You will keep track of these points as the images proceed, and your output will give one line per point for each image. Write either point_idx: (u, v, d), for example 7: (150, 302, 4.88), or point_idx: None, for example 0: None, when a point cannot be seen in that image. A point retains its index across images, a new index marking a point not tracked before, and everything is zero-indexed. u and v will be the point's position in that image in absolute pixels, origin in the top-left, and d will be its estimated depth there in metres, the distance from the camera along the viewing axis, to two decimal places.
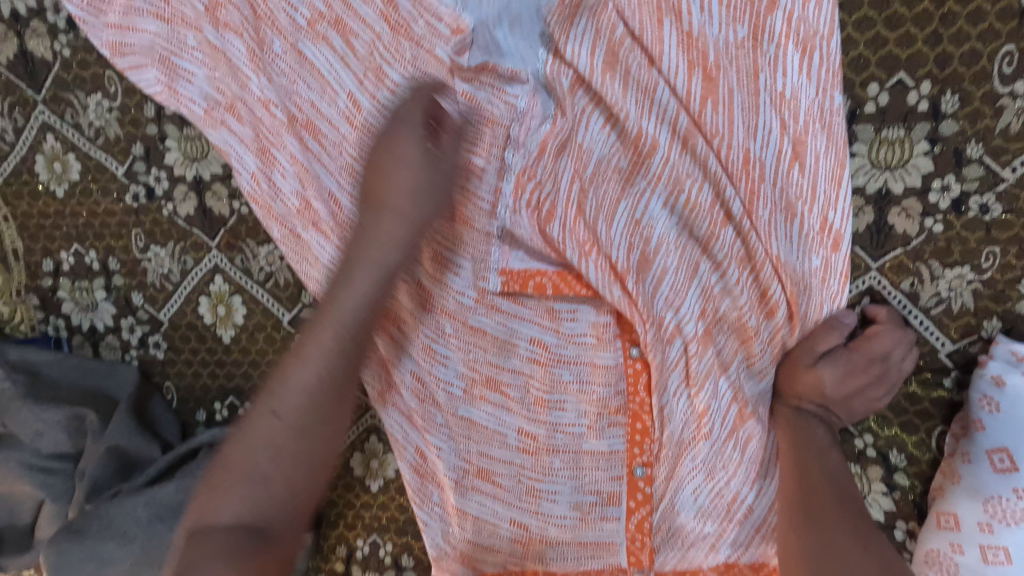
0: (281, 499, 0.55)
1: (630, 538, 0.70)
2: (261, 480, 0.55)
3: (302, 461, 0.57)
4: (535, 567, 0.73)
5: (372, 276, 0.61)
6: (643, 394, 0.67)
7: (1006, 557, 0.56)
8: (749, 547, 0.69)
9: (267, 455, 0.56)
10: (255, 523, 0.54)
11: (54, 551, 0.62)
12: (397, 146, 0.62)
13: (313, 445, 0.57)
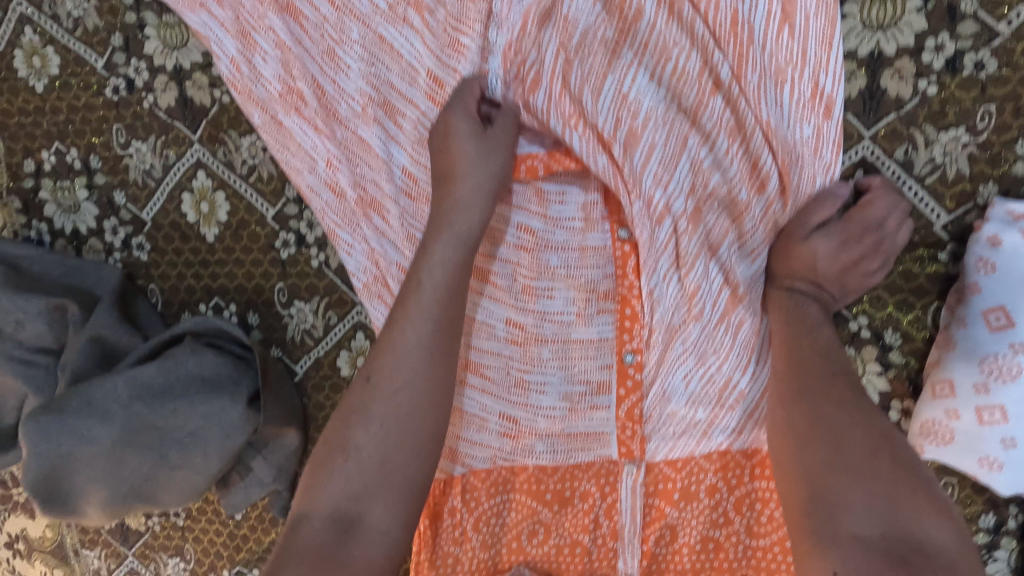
0: (374, 465, 0.59)
1: (619, 426, 0.69)
2: (356, 452, 0.59)
3: (400, 440, 0.60)
4: (524, 463, 0.72)
5: (446, 242, 0.62)
6: (632, 277, 0.66)
7: (1002, 414, 0.56)
8: (742, 433, 0.69)
9: (361, 427, 0.59)
10: (355, 495, 0.58)
11: (33, 425, 0.61)
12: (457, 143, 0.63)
13: (410, 415, 0.60)
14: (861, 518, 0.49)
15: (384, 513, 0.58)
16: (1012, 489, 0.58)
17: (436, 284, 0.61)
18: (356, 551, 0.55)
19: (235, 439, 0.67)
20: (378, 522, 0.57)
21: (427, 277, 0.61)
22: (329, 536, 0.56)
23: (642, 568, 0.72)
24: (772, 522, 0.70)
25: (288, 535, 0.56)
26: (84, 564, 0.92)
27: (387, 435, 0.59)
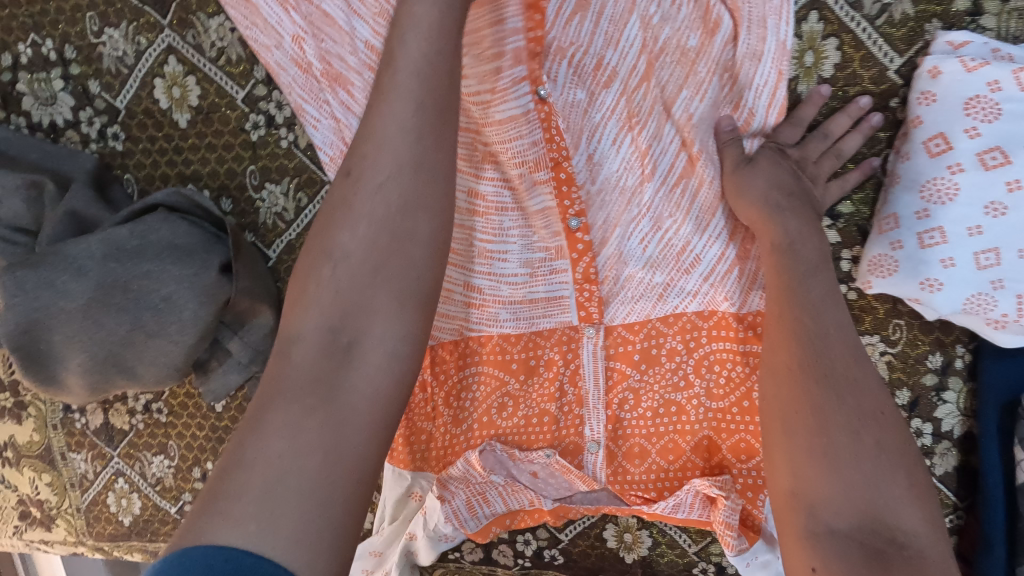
0: (366, 271, 0.52)
1: (577, 289, 0.72)
2: (342, 260, 0.52)
3: (401, 247, 0.52)
4: (489, 332, 0.76)
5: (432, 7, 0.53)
6: (558, 141, 0.69)
7: (941, 235, 0.58)
8: (698, 296, 0.71)
9: (347, 230, 0.53)
10: (347, 310, 0.51)
11: (9, 277, 0.65)
12: None
13: (405, 220, 0.52)
14: (838, 511, 0.50)
15: (382, 327, 0.51)
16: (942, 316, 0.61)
17: (419, 68, 0.53)
18: (356, 376, 0.49)
19: (210, 304, 0.70)
20: (382, 343, 0.51)
21: (409, 57, 0.53)
22: (324, 358, 0.50)
23: (608, 433, 0.75)
24: (729, 383, 0.71)
25: (282, 358, 0.51)
26: (71, 469, 0.93)
27: (378, 239, 0.52)
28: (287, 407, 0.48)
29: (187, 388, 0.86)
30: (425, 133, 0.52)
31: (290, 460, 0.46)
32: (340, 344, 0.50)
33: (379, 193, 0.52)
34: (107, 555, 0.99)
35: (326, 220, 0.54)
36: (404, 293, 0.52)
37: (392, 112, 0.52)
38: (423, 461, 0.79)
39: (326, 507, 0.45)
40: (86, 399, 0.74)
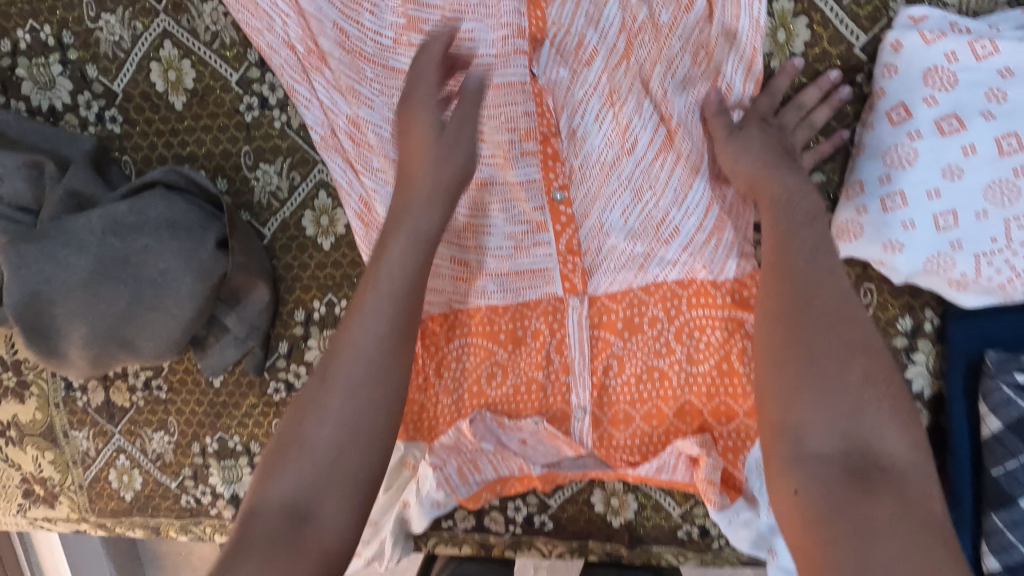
0: (328, 459, 0.54)
1: (561, 261, 0.75)
2: (309, 448, 0.54)
3: (364, 440, 0.56)
4: (477, 304, 0.78)
5: (433, 151, 0.64)
6: (550, 117, 0.71)
7: (902, 199, 0.61)
8: (677, 266, 0.73)
9: (315, 422, 0.55)
10: (314, 488, 0.53)
11: (13, 250, 0.67)
12: (413, 116, 0.65)
13: (366, 422, 0.56)
14: (823, 438, 0.50)
15: (338, 509, 0.53)
16: (908, 279, 0.63)
17: (402, 263, 0.62)
18: (313, 535, 0.51)
19: (207, 280, 0.72)
20: (337, 501, 0.53)
21: (403, 239, 0.62)
22: (277, 536, 0.50)
23: (593, 400, 0.78)
24: (710, 347, 0.74)
25: (241, 529, 0.52)
26: (73, 446, 0.95)
27: (346, 436, 0.55)
28: (250, 560, 0.49)
29: (186, 365, 0.88)
30: (397, 324, 0.60)
31: None
32: (295, 517, 0.51)
33: (352, 379, 0.57)
34: (109, 532, 1.02)
35: (296, 406, 0.57)
36: (360, 484, 0.54)
37: (374, 305, 0.60)
38: (416, 431, 0.82)
39: None
40: (86, 375, 0.76)
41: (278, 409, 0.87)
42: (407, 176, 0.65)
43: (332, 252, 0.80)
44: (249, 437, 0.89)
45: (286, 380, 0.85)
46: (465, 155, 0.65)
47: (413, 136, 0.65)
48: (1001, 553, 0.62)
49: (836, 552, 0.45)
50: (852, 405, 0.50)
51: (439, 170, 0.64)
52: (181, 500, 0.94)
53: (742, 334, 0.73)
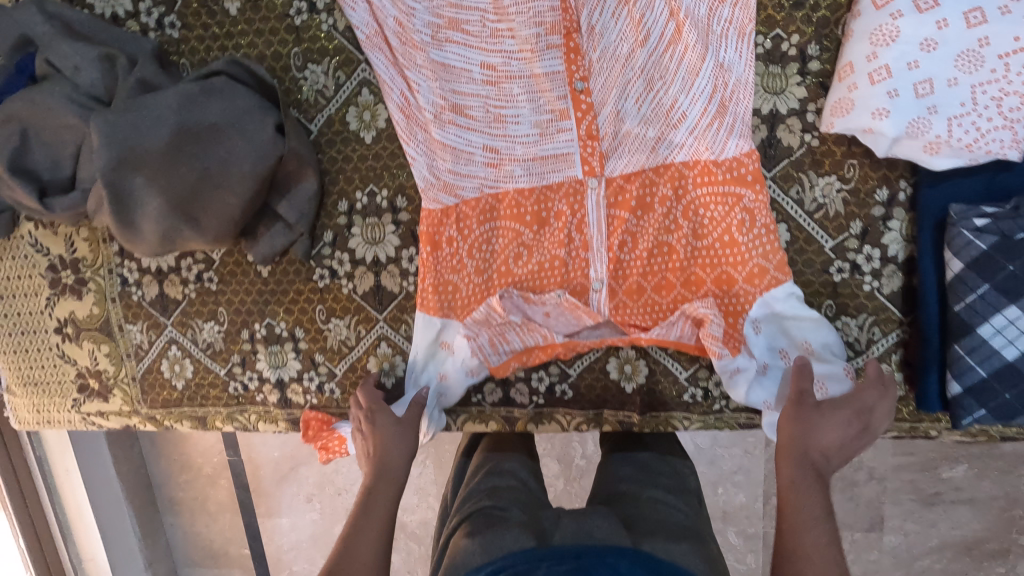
0: None
1: (582, 146, 0.85)
2: None
3: None
4: (506, 188, 0.88)
5: (396, 453, 0.84)
6: (573, 13, 0.81)
7: (887, 71, 0.70)
8: (684, 148, 0.83)
9: None
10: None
11: (102, 118, 0.75)
12: (381, 438, 0.85)
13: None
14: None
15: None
16: (887, 152, 0.73)
17: (391, 462, 0.83)
18: None
19: (266, 160, 0.81)
20: None
21: (384, 462, 0.83)
22: None
23: (610, 273, 0.88)
24: (712, 222, 0.83)
25: None
26: (128, 340, 1.04)
27: None
28: None
29: (236, 258, 0.97)
30: (387, 502, 0.80)
31: None
32: None
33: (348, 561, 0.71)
34: (156, 427, 1.10)
35: None
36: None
37: (375, 490, 0.80)
38: (450, 309, 0.91)
39: None
40: (155, 252, 0.84)
41: (322, 295, 0.96)
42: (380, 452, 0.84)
43: (374, 145, 0.89)
44: (294, 323, 0.98)
45: (330, 267, 0.94)
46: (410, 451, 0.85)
47: (379, 431, 0.86)
48: (961, 377, 0.73)
49: None
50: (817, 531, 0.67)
51: (403, 431, 0.86)
52: (229, 387, 1.03)
53: (739, 208, 0.82)
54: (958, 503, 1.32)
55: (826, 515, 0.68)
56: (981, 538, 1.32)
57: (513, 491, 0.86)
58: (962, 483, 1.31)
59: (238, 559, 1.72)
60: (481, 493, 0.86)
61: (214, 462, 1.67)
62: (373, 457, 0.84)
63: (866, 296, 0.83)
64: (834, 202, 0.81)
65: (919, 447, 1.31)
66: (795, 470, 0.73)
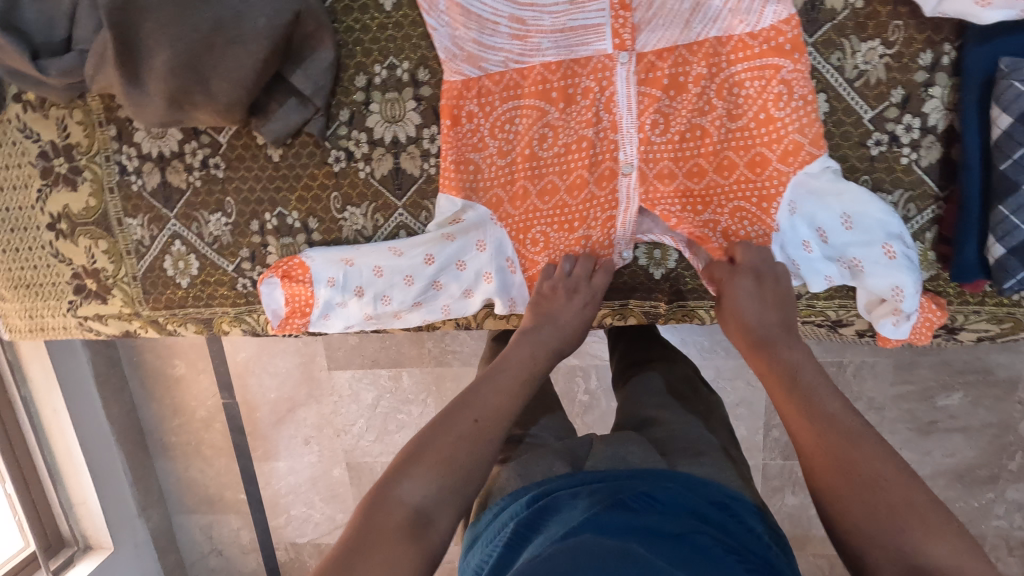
0: (461, 468, 0.59)
1: (612, 17, 0.79)
2: (448, 460, 0.60)
3: (480, 466, 0.61)
4: (532, 64, 0.82)
5: (572, 316, 0.81)
6: None
7: None
8: (717, 22, 0.78)
9: (458, 443, 0.61)
10: (441, 496, 0.58)
11: None
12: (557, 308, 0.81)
13: (491, 439, 0.63)
14: (896, 487, 0.52)
15: (456, 512, 0.58)
16: (935, 8, 0.71)
17: (552, 333, 0.78)
18: (465, 445, 0.61)
19: (283, 15, 0.75)
20: (471, 464, 0.60)
21: (555, 322, 0.79)
22: (463, 445, 0.61)
23: (639, 157, 0.84)
24: (748, 100, 0.80)
25: (409, 466, 0.59)
26: (128, 235, 0.98)
27: (472, 457, 0.61)
28: (421, 480, 0.58)
29: (245, 141, 0.91)
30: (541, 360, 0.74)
31: (432, 494, 0.57)
32: (438, 459, 0.59)
33: (491, 405, 0.65)
34: (158, 332, 1.05)
35: (446, 436, 0.61)
36: (484, 447, 0.62)
37: (529, 350, 0.75)
38: (472, 192, 0.87)
39: (453, 498, 0.58)
40: (161, 121, 0.82)
41: (337, 180, 0.91)
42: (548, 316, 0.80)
43: (395, 12, 0.84)
44: (307, 213, 0.93)
45: (347, 148, 0.90)
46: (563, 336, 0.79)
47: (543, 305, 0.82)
48: (1006, 239, 0.73)
49: (910, 540, 0.49)
50: (863, 441, 0.56)
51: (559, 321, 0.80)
52: (237, 285, 0.99)
53: (778, 79, 0.78)
54: (952, 432, 1.32)
55: (839, 399, 0.61)
56: (973, 465, 1.33)
57: (545, 423, 0.92)
58: (957, 411, 1.30)
59: (233, 505, 1.69)
60: (518, 426, 0.90)
61: (208, 406, 1.62)
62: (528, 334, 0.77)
63: (904, 170, 0.82)
64: (876, 69, 0.79)
65: (917, 375, 1.29)
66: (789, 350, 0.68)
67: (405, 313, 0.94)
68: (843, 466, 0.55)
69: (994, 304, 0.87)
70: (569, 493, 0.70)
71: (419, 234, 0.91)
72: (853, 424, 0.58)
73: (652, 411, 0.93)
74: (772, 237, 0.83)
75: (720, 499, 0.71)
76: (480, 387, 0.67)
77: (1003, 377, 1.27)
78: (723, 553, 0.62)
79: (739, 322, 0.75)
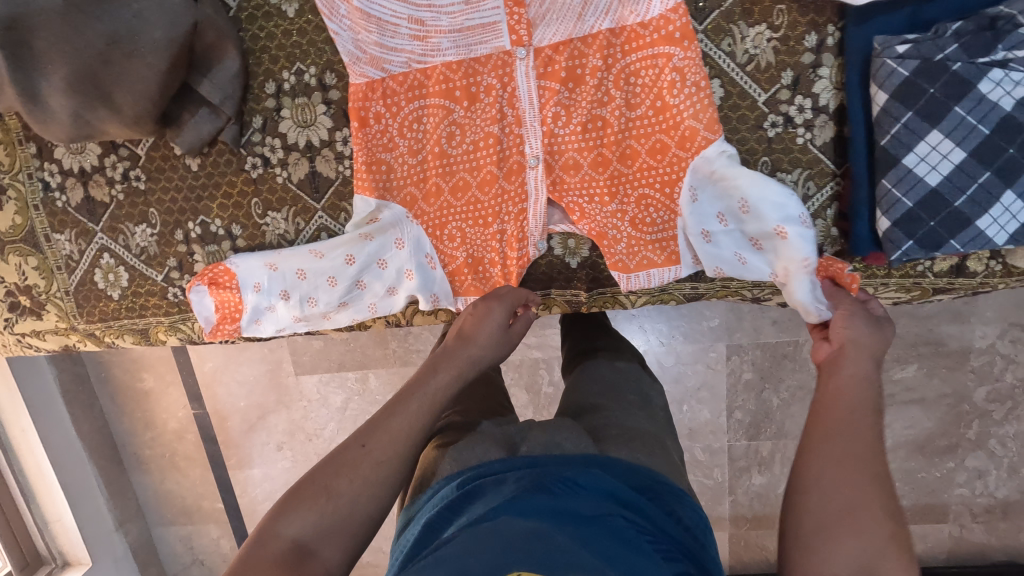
0: (347, 500, 0.57)
1: (507, 13, 0.80)
2: (331, 492, 0.57)
3: (371, 495, 0.58)
4: (434, 63, 0.84)
5: (494, 331, 0.77)
6: None
7: None
8: (609, 14, 0.79)
9: (344, 477, 0.58)
10: (323, 529, 0.55)
11: None
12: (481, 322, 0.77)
13: (384, 462, 0.60)
14: (865, 515, 0.49)
15: (342, 548, 0.56)
16: None
17: (481, 348, 0.74)
18: (346, 472, 0.58)
19: (178, 28, 0.77)
20: (357, 494, 0.58)
21: (481, 337, 0.75)
22: (345, 473, 0.58)
23: (545, 150, 0.86)
24: (644, 89, 0.82)
25: (290, 502, 0.56)
26: (56, 250, 0.99)
27: (359, 485, 0.58)
28: (302, 515, 0.55)
29: (162, 152, 0.93)
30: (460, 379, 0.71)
31: (312, 527, 0.55)
32: (320, 489, 0.57)
33: (386, 428, 0.62)
34: (97, 345, 1.06)
35: (333, 468, 0.59)
36: (375, 473, 0.59)
37: (453, 366, 0.71)
38: (386, 191, 0.89)
39: (336, 532, 0.56)
40: (70, 137, 0.83)
41: (256, 186, 0.93)
42: (472, 336, 0.76)
43: (298, 18, 0.85)
44: (230, 220, 0.95)
45: (262, 154, 0.91)
46: (489, 351, 0.75)
47: (465, 326, 0.77)
48: (890, 212, 0.75)
49: (830, 555, 0.48)
50: (875, 479, 0.51)
51: (488, 341, 0.75)
52: (168, 294, 1.00)
53: (670, 67, 0.79)
54: (910, 404, 1.30)
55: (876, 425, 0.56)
56: (931, 436, 1.30)
57: (480, 409, 0.89)
58: (912, 383, 1.28)
59: (211, 515, 1.70)
60: (453, 410, 0.88)
61: (178, 417, 1.64)
62: (449, 352, 0.74)
63: (800, 149, 0.84)
64: (765, 53, 0.81)
65: None
66: (850, 369, 0.63)
67: (333, 314, 0.95)
68: (853, 466, 0.52)
69: (899, 276, 0.88)
70: (493, 478, 0.66)
71: (339, 234, 0.93)
72: (874, 448, 0.54)
73: (595, 399, 0.90)
74: (675, 223, 0.86)
75: (647, 483, 0.66)
76: (381, 415, 0.64)
77: (955, 347, 1.25)
78: (638, 538, 0.58)
79: (847, 333, 0.68)
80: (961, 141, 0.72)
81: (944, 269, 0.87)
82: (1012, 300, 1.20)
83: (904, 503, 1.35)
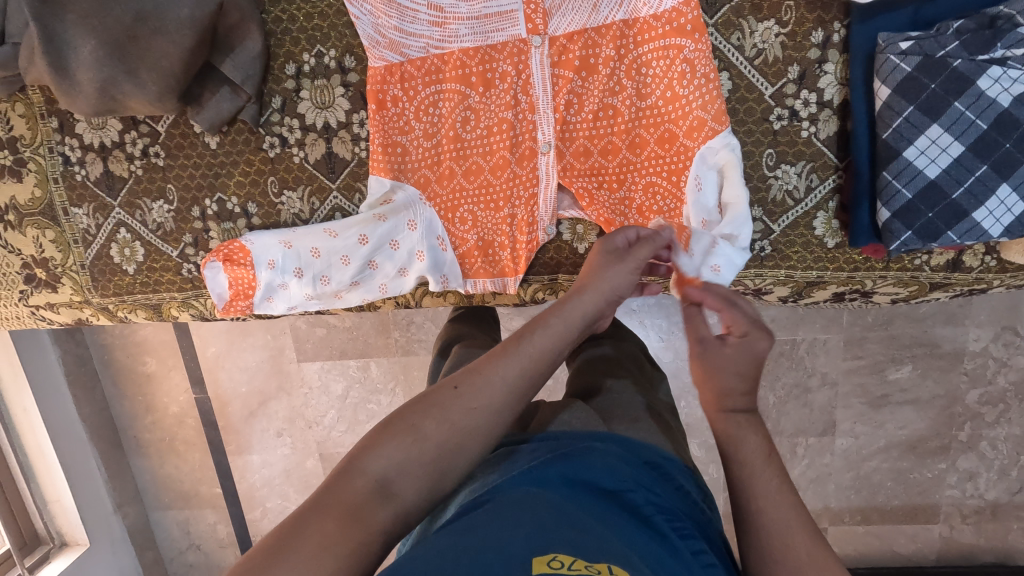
0: (435, 446, 0.55)
1: (524, 3, 0.82)
2: (419, 433, 0.55)
3: (459, 447, 0.56)
4: (451, 49, 0.86)
5: (619, 279, 0.70)
6: None
7: None
8: (622, 5, 0.82)
9: (432, 418, 0.56)
10: (405, 468, 0.54)
11: None
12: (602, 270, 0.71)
13: (478, 414, 0.57)
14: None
15: (421, 493, 0.54)
16: None
17: (598, 298, 0.68)
18: (436, 417, 0.56)
19: (205, 6, 0.80)
20: (443, 441, 0.56)
21: (603, 287, 0.69)
22: (432, 416, 0.56)
23: (557, 137, 0.89)
24: (655, 79, 0.85)
25: (380, 435, 0.55)
26: (73, 224, 1.01)
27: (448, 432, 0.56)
28: (389, 450, 0.54)
29: (182, 129, 0.95)
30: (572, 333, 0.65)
31: (396, 465, 0.54)
32: (409, 428, 0.56)
33: (489, 376, 0.59)
34: (110, 319, 1.08)
35: (425, 408, 0.57)
36: (468, 424, 0.57)
37: (566, 315, 0.66)
38: (400, 173, 0.92)
39: (418, 477, 0.54)
40: (94, 111, 0.85)
41: (273, 165, 0.95)
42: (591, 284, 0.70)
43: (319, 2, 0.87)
44: (246, 198, 0.97)
45: (280, 134, 0.93)
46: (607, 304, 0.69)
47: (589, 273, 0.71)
48: (890, 204, 0.78)
49: None
50: (803, 544, 0.54)
51: (609, 291, 0.69)
52: (183, 270, 1.02)
53: (680, 59, 0.82)
54: (903, 404, 1.32)
55: (782, 478, 0.59)
56: (923, 436, 1.33)
57: None
58: (906, 384, 1.31)
59: (209, 499, 1.71)
60: None
61: (180, 402, 1.65)
62: (569, 298, 0.68)
63: (804, 142, 0.87)
64: (773, 47, 0.84)
65: (867, 350, 1.30)
66: (731, 442, 0.61)
67: (345, 293, 0.98)
68: (781, 543, 0.55)
69: (897, 269, 0.91)
70: (510, 451, 0.67)
71: (354, 215, 0.95)
72: (791, 512, 0.56)
73: (599, 382, 0.92)
74: (681, 211, 0.88)
75: (656, 460, 0.67)
76: (484, 360, 0.61)
77: (948, 349, 1.28)
78: (653, 513, 0.59)
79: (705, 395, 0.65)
80: (959, 136, 0.75)
81: (940, 264, 0.90)
82: (1005, 304, 1.23)
83: (895, 502, 1.38)
